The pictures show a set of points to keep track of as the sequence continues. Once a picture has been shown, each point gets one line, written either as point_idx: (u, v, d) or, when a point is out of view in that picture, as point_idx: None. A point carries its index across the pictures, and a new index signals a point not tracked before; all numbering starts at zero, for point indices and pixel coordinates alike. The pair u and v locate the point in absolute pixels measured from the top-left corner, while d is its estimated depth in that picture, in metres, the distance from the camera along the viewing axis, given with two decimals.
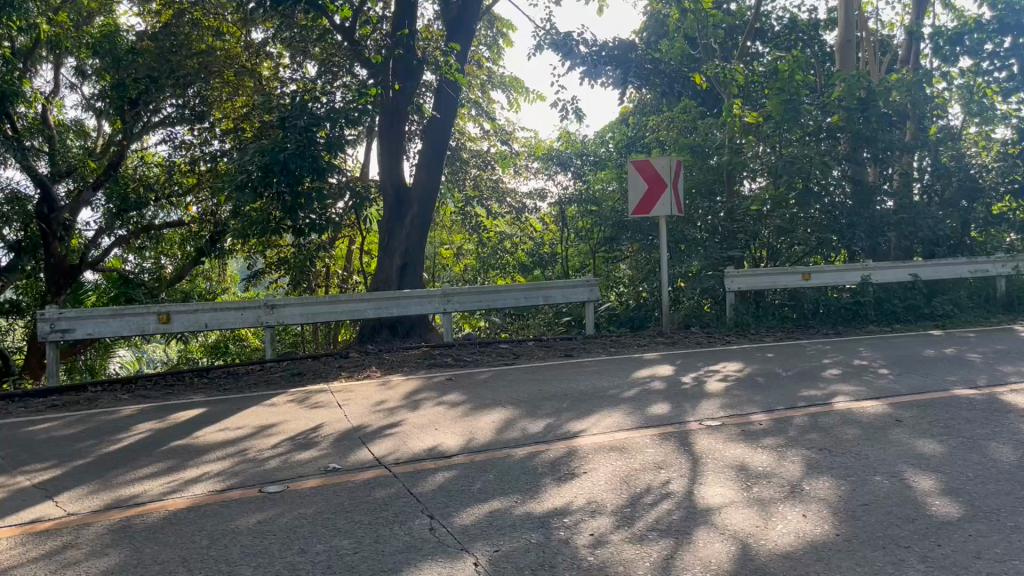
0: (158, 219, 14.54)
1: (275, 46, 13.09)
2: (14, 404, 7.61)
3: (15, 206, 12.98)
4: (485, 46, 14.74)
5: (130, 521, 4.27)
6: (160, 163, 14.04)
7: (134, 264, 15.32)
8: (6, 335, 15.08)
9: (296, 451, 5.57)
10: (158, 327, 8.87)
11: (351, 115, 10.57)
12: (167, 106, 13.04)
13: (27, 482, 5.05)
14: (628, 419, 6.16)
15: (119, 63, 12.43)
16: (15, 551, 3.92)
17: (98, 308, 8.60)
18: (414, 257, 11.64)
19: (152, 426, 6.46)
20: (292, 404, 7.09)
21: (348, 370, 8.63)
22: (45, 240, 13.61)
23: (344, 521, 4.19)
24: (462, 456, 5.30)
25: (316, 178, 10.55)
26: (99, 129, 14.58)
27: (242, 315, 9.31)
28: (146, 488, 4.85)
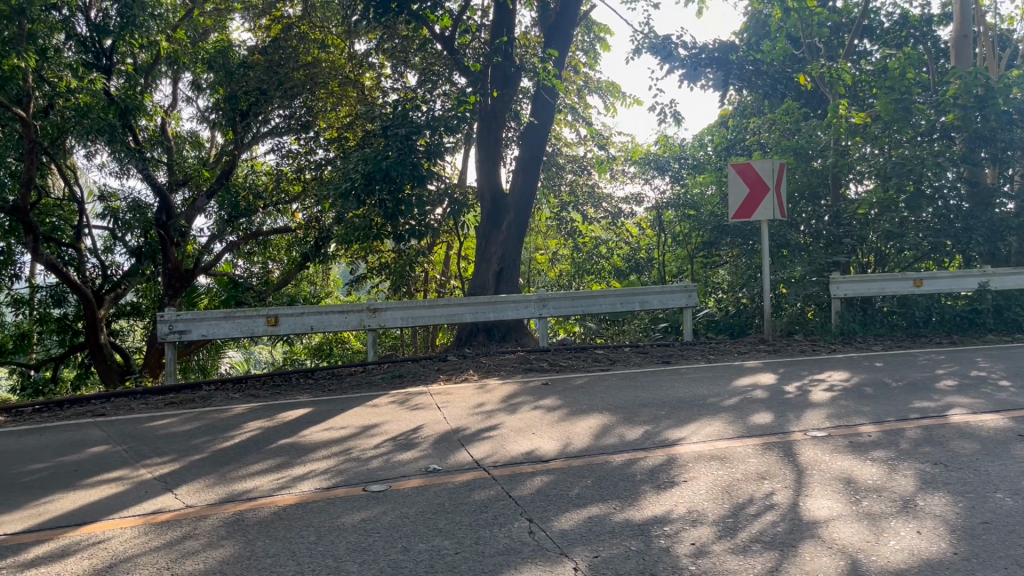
0: (266, 225, 15.19)
1: (378, 56, 13.39)
2: (135, 401, 8.06)
3: (136, 213, 13.51)
4: (582, 52, 14.79)
5: (243, 515, 4.47)
6: (269, 172, 14.57)
7: (244, 269, 16.08)
8: (128, 335, 16.15)
9: (398, 451, 5.70)
10: (267, 329, 9.26)
11: (450, 124, 10.85)
12: (276, 116, 13.76)
13: (149, 474, 5.35)
14: (728, 428, 6.05)
15: (232, 77, 13.30)
16: (140, 540, 4.16)
17: (213, 310, 9.03)
18: (510, 262, 11.70)
19: (262, 424, 6.74)
20: (393, 405, 7.27)
21: (447, 373, 8.77)
22: (164, 246, 14.51)
23: (446, 521, 4.27)
24: (560, 461, 5.31)
25: (416, 185, 10.80)
26: (212, 140, 15.35)
27: (345, 318, 9.59)
28: (257, 484, 5.06)
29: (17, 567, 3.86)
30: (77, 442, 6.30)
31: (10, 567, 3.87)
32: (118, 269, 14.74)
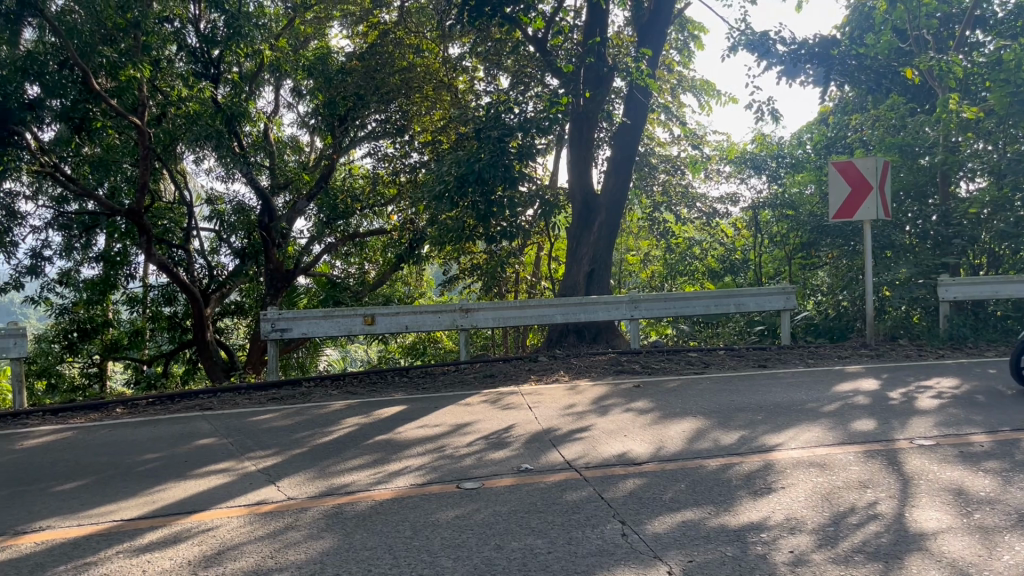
0: (362, 226, 15.57)
1: (471, 60, 13.55)
2: (240, 395, 8.40)
3: (240, 215, 14.15)
4: (676, 50, 14.59)
5: (342, 508, 4.60)
6: (365, 175, 14.90)
7: (341, 270, 16.54)
8: (232, 333, 16.87)
9: (490, 450, 5.76)
10: (364, 328, 9.50)
11: (542, 124, 10.77)
12: (372, 121, 13.97)
13: (253, 466, 5.58)
14: (829, 434, 5.87)
15: (330, 83, 13.56)
16: (245, 529, 4.33)
17: (312, 309, 9.32)
18: (601, 263, 11.66)
19: (358, 420, 6.92)
20: (485, 404, 7.34)
21: (539, 373, 8.81)
22: (266, 248, 15.00)
23: (539, 520, 4.29)
24: (652, 464, 5.26)
25: (508, 187, 10.87)
26: (311, 144, 15.79)
27: (438, 318, 9.74)
28: (354, 478, 5.21)
29: (134, 551, 4.09)
30: (186, 435, 6.61)
31: (127, 551, 4.09)
32: (223, 269, 15.38)
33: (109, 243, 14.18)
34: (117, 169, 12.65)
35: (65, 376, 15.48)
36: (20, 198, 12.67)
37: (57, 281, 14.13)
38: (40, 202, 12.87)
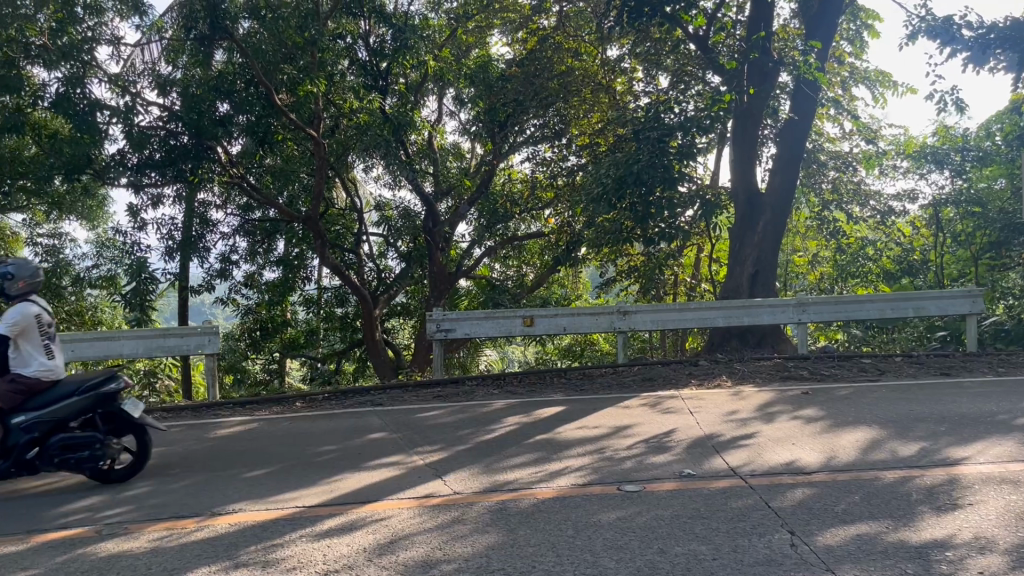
0: (521, 229, 15.79)
1: (630, 61, 13.47)
2: (408, 392, 8.78)
3: (407, 221, 14.90)
4: (846, 41, 13.88)
5: (506, 504, 4.73)
6: (523, 180, 15.10)
7: (500, 273, 16.76)
8: (398, 333, 17.63)
9: (651, 453, 5.72)
10: (523, 329, 9.70)
11: (703, 123, 10.53)
12: (530, 126, 14.29)
13: (420, 461, 5.82)
14: (1022, 449, 5.41)
15: (490, 90, 13.97)
16: (415, 520, 4.53)
17: (475, 310, 9.60)
18: (767, 264, 11.27)
19: (519, 419, 7.05)
20: (645, 408, 7.29)
21: (700, 378, 8.64)
22: (430, 252, 15.48)
23: (702, 526, 4.22)
24: (823, 474, 5.05)
25: (667, 188, 10.66)
26: (472, 150, 16.21)
27: (597, 320, 9.75)
28: (516, 476, 5.32)
29: (315, 536, 4.37)
30: (359, 428, 6.99)
31: (309, 536, 4.38)
32: (391, 272, 15.95)
33: (287, 248, 15.10)
34: (296, 179, 13.63)
35: (249, 370, 16.68)
36: (212, 207, 13.82)
37: (243, 283, 15.31)
38: (229, 210, 13.97)
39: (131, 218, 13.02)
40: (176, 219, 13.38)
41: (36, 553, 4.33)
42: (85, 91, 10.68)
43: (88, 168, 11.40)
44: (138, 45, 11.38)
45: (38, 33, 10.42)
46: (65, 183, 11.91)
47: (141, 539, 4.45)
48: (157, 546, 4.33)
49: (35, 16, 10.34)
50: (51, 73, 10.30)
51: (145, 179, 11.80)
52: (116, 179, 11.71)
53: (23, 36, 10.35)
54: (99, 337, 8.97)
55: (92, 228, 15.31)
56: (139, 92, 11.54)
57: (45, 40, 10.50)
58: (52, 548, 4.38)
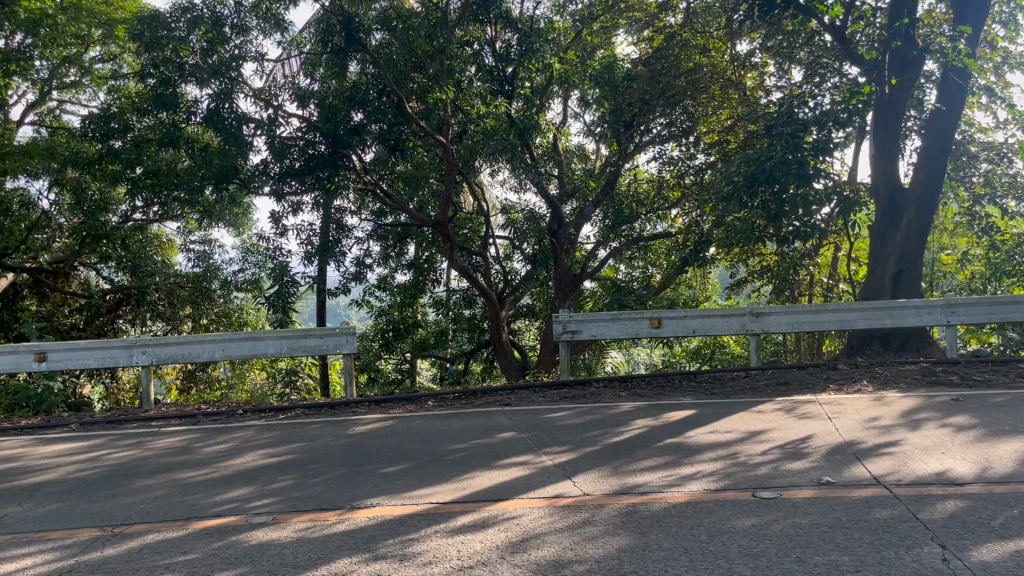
0: (647, 230, 15.58)
1: (761, 55, 13.11)
2: (535, 393, 8.86)
3: (533, 223, 14.96)
4: (1000, 24, 12.98)
5: (637, 507, 4.70)
6: (650, 179, 14.87)
7: (626, 274, 16.66)
8: (524, 334, 17.86)
9: (787, 460, 5.54)
10: (651, 331, 9.58)
11: (841, 117, 10.09)
12: (656, 125, 14.01)
13: (549, 461, 5.86)
14: None
15: (617, 90, 13.68)
16: (546, 520, 4.57)
17: (601, 311, 9.56)
18: (911, 263, 10.70)
19: (648, 422, 6.98)
20: (779, 413, 7.06)
21: (838, 382, 8.29)
22: (555, 254, 15.52)
23: (844, 536, 4.06)
24: (977, 486, 4.75)
25: (801, 185, 10.31)
26: (597, 151, 16.16)
27: (728, 322, 9.53)
28: (647, 479, 5.27)
29: (449, 532, 4.49)
30: (489, 428, 7.10)
31: (444, 531, 4.51)
32: (517, 274, 16.23)
33: (418, 252, 15.53)
34: (424, 184, 13.91)
35: (383, 370, 17.22)
36: (348, 213, 14.37)
37: (377, 285, 15.92)
38: (363, 216, 14.51)
39: (274, 225, 13.74)
40: (315, 225, 14.04)
41: (194, 538, 4.65)
42: (233, 105, 11.40)
43: (236, 177, 12.14)
44: (279, 60, 12.03)
45: (192, 53, 11.24)
46: (215, 193, 12.70)
47: (288, 529, 4.70)
48: (302, 537, 4.56)
49: (188, 37, 11.17)
50: (202, 90, 11.04)
51: (286, 188, 12.43)
52: (261, 188, 12.41)
53: (178, 56, 11.13)
54: (247, 337, 9.51)
55: (238, 235, 16.25)
56: (281, 105, 12.17)
57: (198, 59, 11.28)
58: (209, 535, 4.69)
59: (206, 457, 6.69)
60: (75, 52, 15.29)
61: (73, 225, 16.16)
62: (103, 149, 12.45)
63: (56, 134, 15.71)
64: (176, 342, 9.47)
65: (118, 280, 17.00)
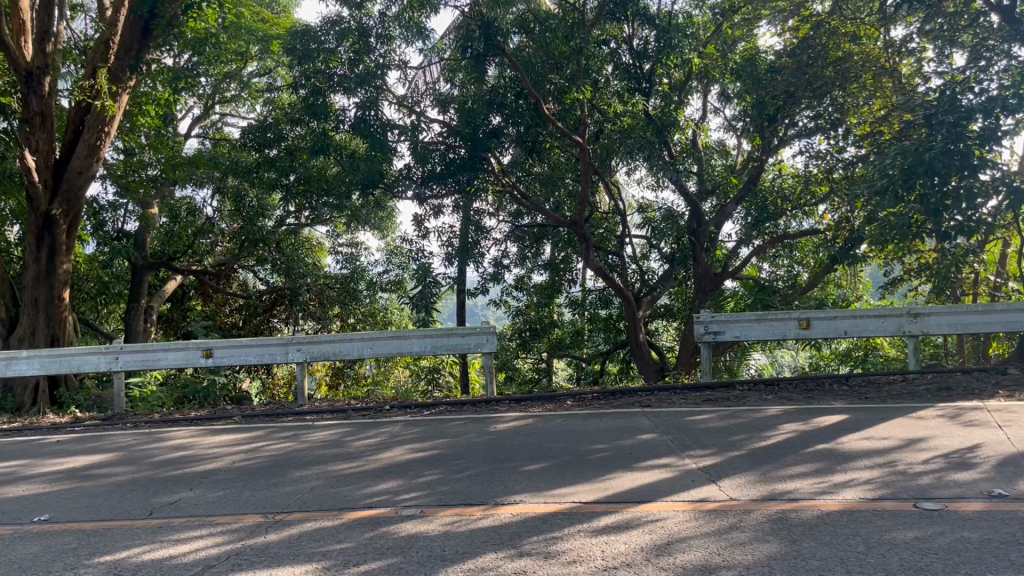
0: (791, 227, 15.02)
1: (919, 40, 12.36)
2: (677, 395, 8.71)
3: (670, 222, 14.41)
4: None
5: (788, 514, 4.54)
6: (795, 174, 14.31)
7: (769, 273, 16.13)
8: (662, 334, 17.65)
9: (952, 470, 5.20)
10: (799, 332, 9.23)
11: (1010, 102, 9.47)
12: (802, 117, 13.50)
13: (693, 464, 5.75)
14: None
15: (760, 84, 13.08)
16: (692, 523, 4.50)
17: (746, 313, 9.28)
18: None
19: (796, 427, 6.73)
20: (941, 419, 6.64)
21: (1008, 388, 7.70)
22: (695, 253, 15.17)
23: (1018, 554, 3.78)
24: None
25: (966, 175, 9.66)
26: (739, 147, 15.69)
27: (882, 323, 9.03)
28: (797, 486, 5.08)
29: (593, 532, 4.49)
30: (631, 429, 7.05)
31: (588, 531, 4.51)
32: (655, 274, 15.97)
33: (554, 252, 15.64)
34: (562, 184, 13.84)
35: (520, 369, 17.36)
36: (487, 214, 14.63)
37: (515, 286, 16.14)
38: (501, 218, 14.73)
39: (417, 228, 14.17)
40: (455, 227, 14.37)
41: (348, 528, 4.87)
42: (379, 113, 11.83)
43: (381, 183, 12.63)
44: (421, 67, 12.43)
45: (341, 63, 11.81)
46: (361, 198, 13.18)
47: (436, 523, 4.83)
48: (450, 531, 4.68)
49: (337, 49, 11.70)
50: (350, 100, 11.57)
51: (428, 191, 12.79)
52: (404, 192, 12.82)
53: (328, 67, 11.82)
54: (393, 336, 9.85)
55: (383, 237, 16.90)
56: (424, 111, 12.57)
57: (346, 69, 11.85)
58: (362, 526, 4.90)
59: (357, 451, 6.99)
60: (235, 68, 16.38)
61: (233, 230, 17.29)
62: (261, 157, 13.29)
63: (219, 145, 16.87)
64: (329, 340, 9.91)
65: (273, 281, 18.00)
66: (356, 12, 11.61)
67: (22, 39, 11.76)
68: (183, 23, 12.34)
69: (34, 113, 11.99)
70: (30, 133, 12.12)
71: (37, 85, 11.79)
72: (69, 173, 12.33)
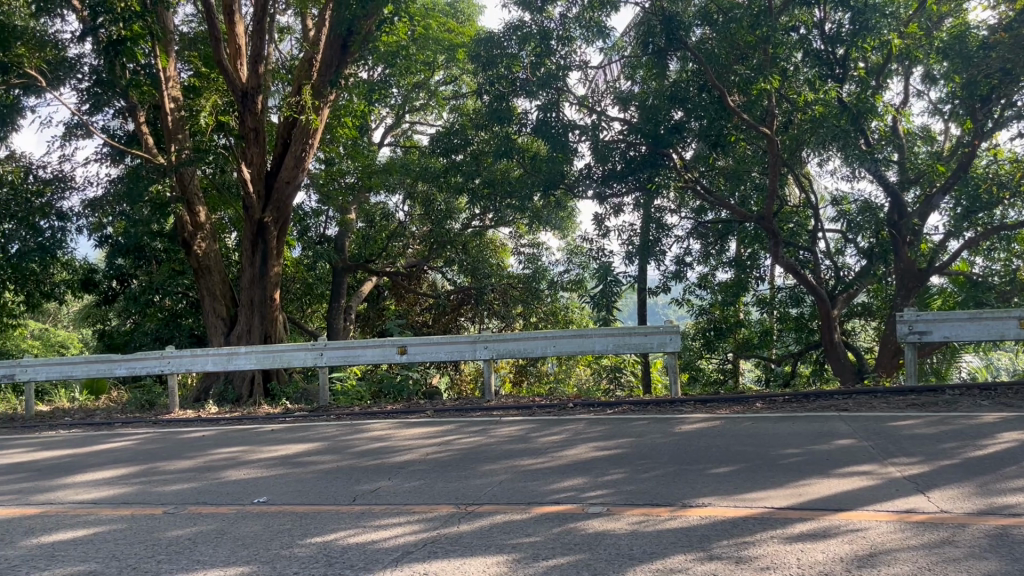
0: (1009, 217, 13.69)
1: None
2: (877, 398, 8.20)
3: (868, 214, 13.56)
4: None
5: (1009, 530, 4.16)
6: (1014, 159, 12.98)
7: (983, 268, 14.75)
8: (859, 335, 16.67)
9: None
10: (1020, 332, 8.41)
11: None
12: (1021, 96, 12.25)
13: (898, 472, 5.40)
14: None
15: (970, 62, 12.13)
16: (897, 535, 4.23)
17: (957, 311, 8.56)
18: None
19: (1017, 436, 6.14)
20: None
21: None
22: (896, 245, 14.19)
23: None
24: None
25: None
26: (947, 131, 14.53)
27: None
28: (1020, 500, 4.64)
29: (787, 539, 4.32)
30: (827, 434, 6.71)
31: (781, 537, 4.35)
32: (850, 270, 15.00)
33: (740, 249, 15.11)
34: (748, 179, 13.35)
35: (704, 370, 17.01)
36: (668, 212, 14.42)
37: (698, 284, 15.66)
38: (683, 214, 14.44)
39: (597, 227, 14.21)
40: (636, 225, 14.27)
41: (537, 522, 4.97)
42: (560, 114, 11.98)
43: (562, 183, 12.78)
44: (602, 66, 12.48)
45: (523, 68, 12.06)
46: (542, 199, 13.36)
47: (623, 521, 4.84)
48: (637, 530, 4.67)
49: (520, 53, 12.02)
50: (532, 103, 11.77)
51: (609, 190, 12.77)
52: (585, 191, 12.86)
53: (510, 72, 12.11)
54: (576, 334, 9.94)
55: (563, 237, 17.07)
56: (605, 110, 12.60)
57: (529, 73, 12.10)
58: (550, 521, 4.99)
59: (543, 447, 7.12)
60: (423, 78, 17.15)
61: (423, 233, 18.06)
62: (448, 163, 13.82)
63: (409, 152, 17.76)
64: (513, 338, 10.13)
65: (459, 282, 18.62)
66: (538, 16, 11.82)
67: (237, 63, 13.03)
68: (377, 38, 13.00)
69: (249, 129, 13.13)
70: (246, 148, 13.29)
71: (251, 104, 12.83)
72: (279, 184, 13.39)
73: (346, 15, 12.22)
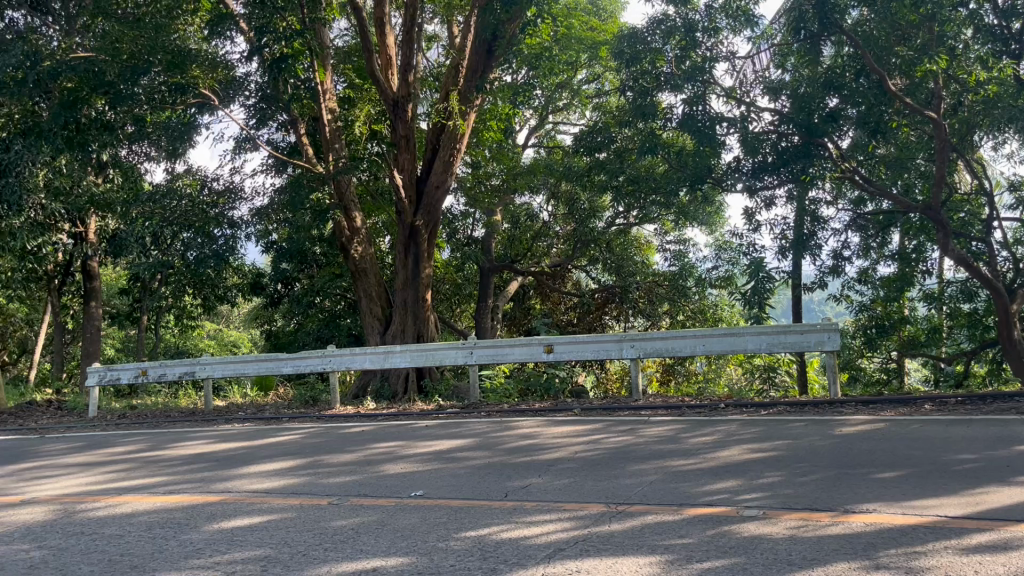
0: None
1: None
2: None
3: None
4: None
5: None
6: None
7: None
8: None
9: None
10: None
11: None
12: None
13: None
14: None
15: None
16: None
17: None
18: None
19: None
20: None
21: None
22: None
23: None
24: None
25: None
26: None
27: None
28: None
29: (962, 549, 4.05)
30: (1006, 438, 6.22)
31: (956, 548, 4.08)
32: None
33: (904, 241, 14.24)
34: (912, 166, 12.65)
35: (866, 369, 16.27)
36: (824, 203, 13.78)
37: (858, 279, 14.86)
38: (840, 206, 13.74)
39: (747, 221, 13.79)
40: (789, 219, 13.73)
41: (690, 524, 4.90)
42: (706, 107, 11.72)
43: (709, 178, 12.48)
44: (750, 56, 12.07)
45: (668, 62, 11.87)
46: (689, 194, 13.11)
47: (780, 526, 4.68)
48: (796, 535, 4.51)
49: (664, 48, 11.84)
50: (678, 98, 11.59)
51: (760, 183, 12.23)
52: (734, 185, 12.41)
53: (654, 67, 11.93)
54: (728, 333, 9.67)
55: (711, 233, 16.68)
56: (754, 101, 12.20)
57: (674, 67, 11.90)
58: (703, 522, 4.90)
59: (695, 447, 6.99)
60: (566, 78, 17.20)
61: (567, 233, 18.12)
62: (592, 161, 13.77)
63: (553, 153, 17.90)
64: (663, 337, 9.99)
65: (604, 280, 18.58)
66: (683, 8, 11.61)
67: (388, 73, 13.55)
68: (521, 41, 13.16)
69: (400, 137, 13.63)
70: (398, 155, 13.79)
71: (402, 112, 13.39)
72: (429, 189, 13.86)
73: (490, 21, 12.54)
